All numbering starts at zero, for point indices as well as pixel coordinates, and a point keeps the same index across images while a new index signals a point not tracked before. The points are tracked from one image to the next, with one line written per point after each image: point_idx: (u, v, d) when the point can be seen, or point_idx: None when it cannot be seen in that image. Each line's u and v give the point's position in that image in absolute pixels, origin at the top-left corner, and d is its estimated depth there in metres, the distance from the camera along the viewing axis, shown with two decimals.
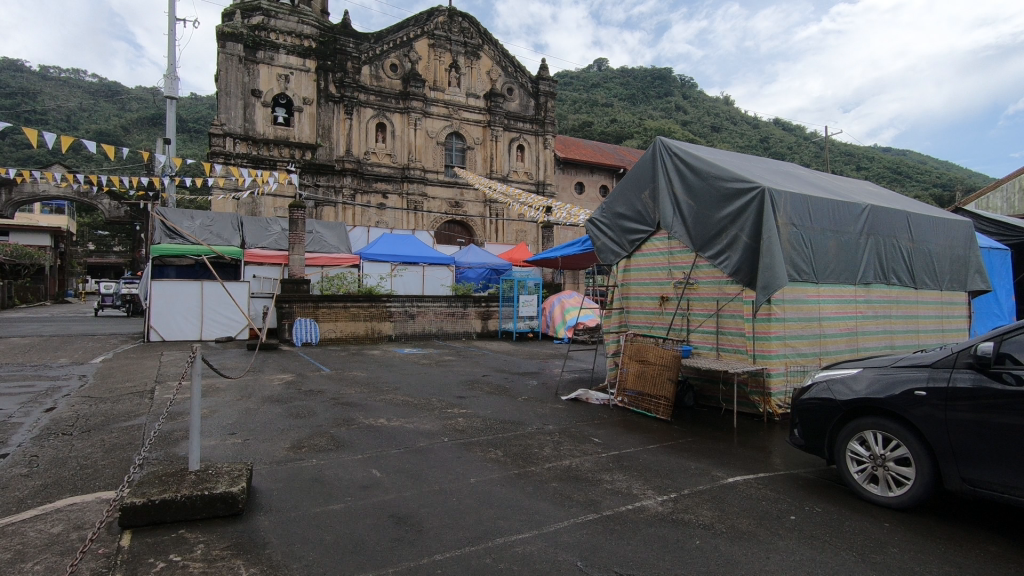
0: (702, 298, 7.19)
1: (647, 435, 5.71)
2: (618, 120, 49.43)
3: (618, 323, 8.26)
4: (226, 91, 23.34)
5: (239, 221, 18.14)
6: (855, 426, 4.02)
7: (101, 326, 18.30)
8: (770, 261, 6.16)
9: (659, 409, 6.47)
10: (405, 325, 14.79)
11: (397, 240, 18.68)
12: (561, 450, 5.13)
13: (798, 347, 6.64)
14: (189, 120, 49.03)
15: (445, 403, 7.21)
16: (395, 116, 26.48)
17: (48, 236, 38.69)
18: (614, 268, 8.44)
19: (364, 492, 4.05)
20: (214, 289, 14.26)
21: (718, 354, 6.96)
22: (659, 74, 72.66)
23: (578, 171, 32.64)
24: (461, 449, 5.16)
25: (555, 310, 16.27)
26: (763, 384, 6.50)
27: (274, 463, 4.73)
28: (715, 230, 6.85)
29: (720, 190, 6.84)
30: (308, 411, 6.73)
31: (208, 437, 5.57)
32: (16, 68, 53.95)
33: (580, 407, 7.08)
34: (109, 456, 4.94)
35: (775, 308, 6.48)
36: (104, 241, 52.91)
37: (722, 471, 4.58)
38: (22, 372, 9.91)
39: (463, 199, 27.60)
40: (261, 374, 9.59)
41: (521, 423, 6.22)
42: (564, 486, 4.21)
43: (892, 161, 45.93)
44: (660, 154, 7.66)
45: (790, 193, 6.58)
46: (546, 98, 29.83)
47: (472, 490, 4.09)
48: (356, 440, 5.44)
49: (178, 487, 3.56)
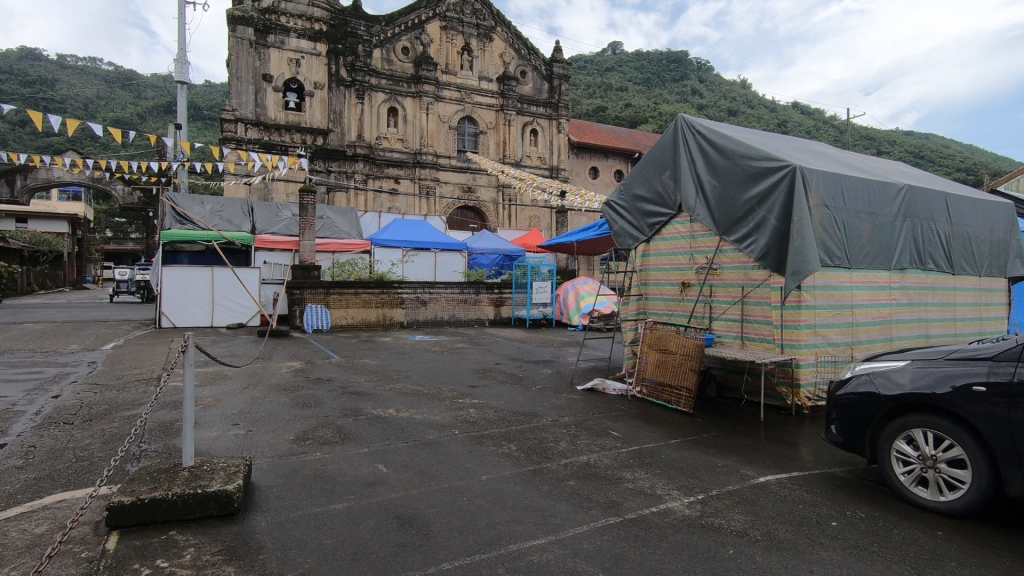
0: (725, 284, 6.81)
1: (669, 429, 5.39)
2: (632, 104, 48.46)
3: (636, 310, 7.96)
4: (238, 76, 23.07)
5: (250, 206, 17.90)
6: (901, 424, 3.68)
7: (114, 312, 18.26)
8: (801, 245, 5.77)
9: (681, 401, 6.15)
10: (417, 312, 14.58)
11: (410, 226, 18.42)
12: (577, 445, 4.84)
13: (829, 336, 6.26)
14: (204, 107, 48.95)
15: (456, 393, 6.96)
16: (406, 100, 26.11)
17: (65, 223, 39.11)
18: (632, 252, 8.09)
19: (367, 491, 3.79)
20: (225, 275, 14.13)
21: (743, 343, 6.59)
22: (675, 57, 71.03)
23: (593, 156, 32.04)
24: (472, 442, 4.90)
25: (569, 296, 15.94)
26: (791, 375, 6.11)
27: (275, 457, 4.49)
28: (741, 212, 6.48)
29: (747, 169, 6.44)
30: (315, 401, 6.50)
31: (209, 428, 5.36)
32: (34, 57, 54.26)
33: (597, 398, 6.78)
34: (106, 448, 4.73)
35: (805, 294, 6.09)
36: (121, 229, 53.38)
37: (751, 469, 4.26)
38: (32, 359, 9.82)
39: (475, 184, 27.25)
40: (270, 360, 9.43)
41: (535, 414, 5.94)
42: (583, 485, 3.92)
43: (915, 144, 44.65)
44: (682, 131, 7.27)
45: (822, 172, 6.17)
46: (560, 81, 29.23)
47: (484, 488, 3.84)
48: (363, 432, 5.20)
49: (169, 485, 3.34)
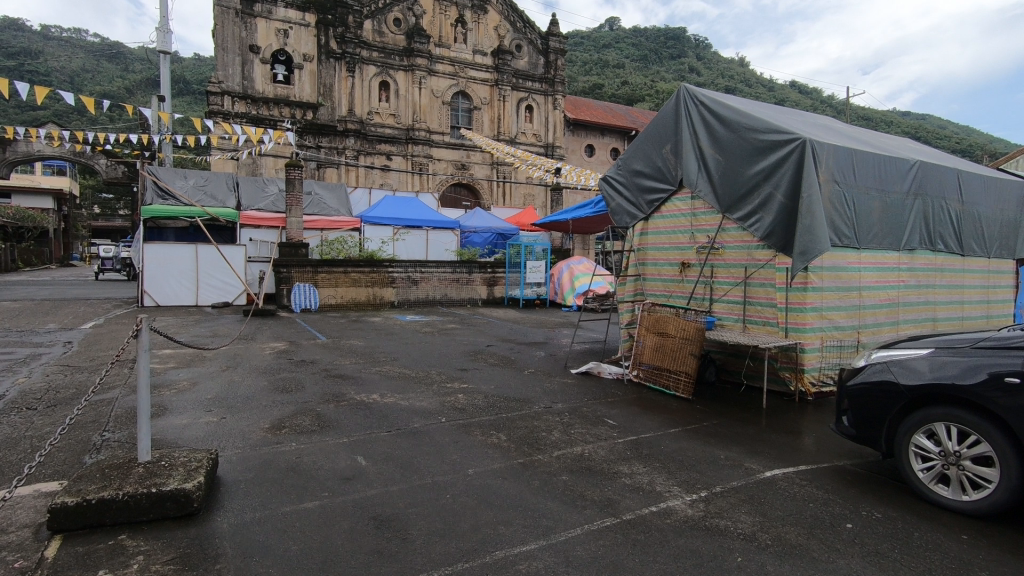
0: (727, 264, 6.49)
1: (667, 417, 5.12)
2: (630, 82, 47.61)
3: (633, 291, 7.63)
4: (224, 47, 22.27)
5: (235, 181, 17.30)
6: (921, 416, 3.41)
7: (97, 290, 17.77)
8: (811, 223, 5.44)
9: (679, 386, 5.87)
10: (408, 291, 14.23)
11: (401, 203, 17.97)
12: (571, 435, 4.54)
13: (835, 320, 5.97)
14: (192, 80, 47.73)
15: (444, 377, 6.66)
16: (399, 74, 25.37)
17: (50, 199, 38.29)
18: (630, 231, 7.75)
19: (343, 487, 3.49)
20: (209, 253, 13.73)
21: (745, 326, 6.29)
22: (673, 34, 69.66)
23: (589, 133, 31.40)
24: (459, 431, 4.61)
25: (563, 276, 15.65)
26: (795, 360, 5.83)
27: (247, 448, 4.17)
28: (745, 189, 6.13)
29: (753, 143, 6.08)
30: (295, 385, 6.18)
31: (181, 414, 5.03)
32: (17, 27, 52.59)
33: (591, 383, 6.49)
34: (65, 436, 4.41)
35: (811, 276, 5.77)
36: (110, 205, 52.37)
37: (757, 463, 3.99)
38: (6, 339, 9.43)
39: (469, 162, 26.70)
40: (253, 341, 9.10)
41: (526, 400, 5.65)
42: (576, 480, 3.64)
43: (913, 125, 44.14)
44: (684, 102, 6.89)
45: (832, 146, 5.83)
46: (556, 56, 28.52)
47: (471, 483, 3.57)
48: (344, 420, 4.90)
49: (121, 483, 3.03)
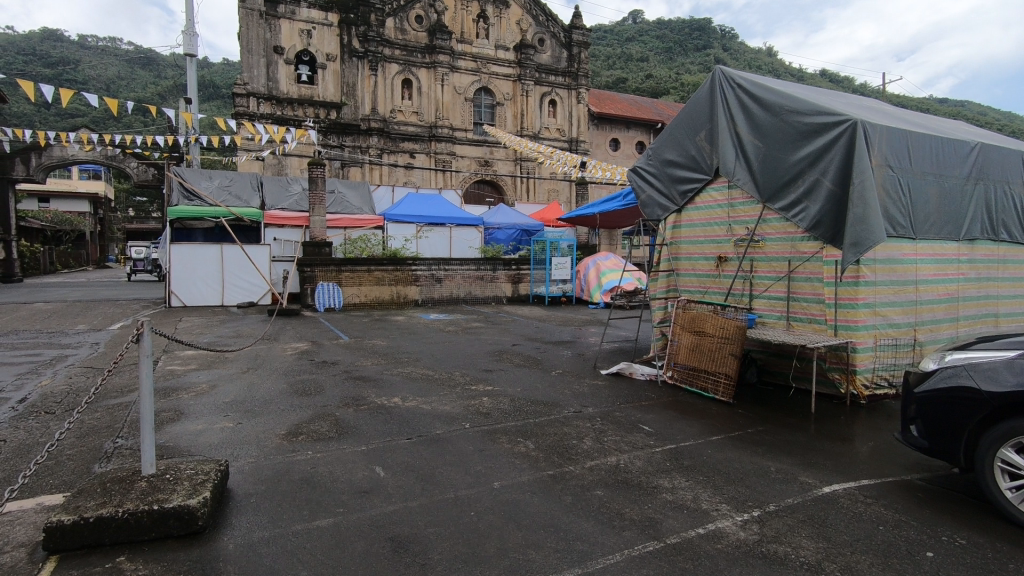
0: (769, 258, 6.06)
1: (708, 422, 4.75)
2: (654, 75, 46.75)
3: (665, 287, 7.26)
4: (248, 49, 22.39)
5: (259, 181, 17.29)
6: (1007, 427, 3.01)
7: (128, 291, 17.99)
8: (862, 212, 5.00)
9: (719, 389, 5.48)
10: (432, 289, 14.03)
11: (424, 201, 17.80)
12: (604, 443, 4.21)
13: (889, 316, 5.50)
14: (222, 85, 48.52)
15: (468, 378, 6.38)
16: (421, 71, 25.21)
17: (86, 202, 39.40)
18: (661, 224, 7.35)
19: (360, 502, 3.23)
20: (234, 253, 13.74)
21: (789, 324, 5.85)
22: (698, 25, 68.14)
23: (614, 127, 30.82)
24: (484, 439, 4.32)
25: (590, 273, 15.26)
26: (845, 360, 5.38)
27: (261, 457, 3.95)
28: (788, 176, 5.71)
29: (797, 126, 5.65)
30: (315, 388, 5.98)
31: (197, 419, 4.86)
32: (57, 38, 54.12)
33: (623, 385, 6.15)
34: (76, 443, 4.27)
35: (863, 269, 5.32)
36: (144, 208, 53.68)
37: (813, 476, 3.60)
38: (36, 340, 9.50)
39: (492, 158, 26.43)
40: (276, 341, 9.00)
41: (555, 404, 5.33)
42: (611, 496, 3.32)
43: (952, 112, 42.29)
44: (720, 86, 6.47)
45: (886, 127, 5.36)
46: (580, 49, 28.04)
47: (497, 498, 3.28)
48: (363, 425, 4.67)
49: (122, 499, 2.82)
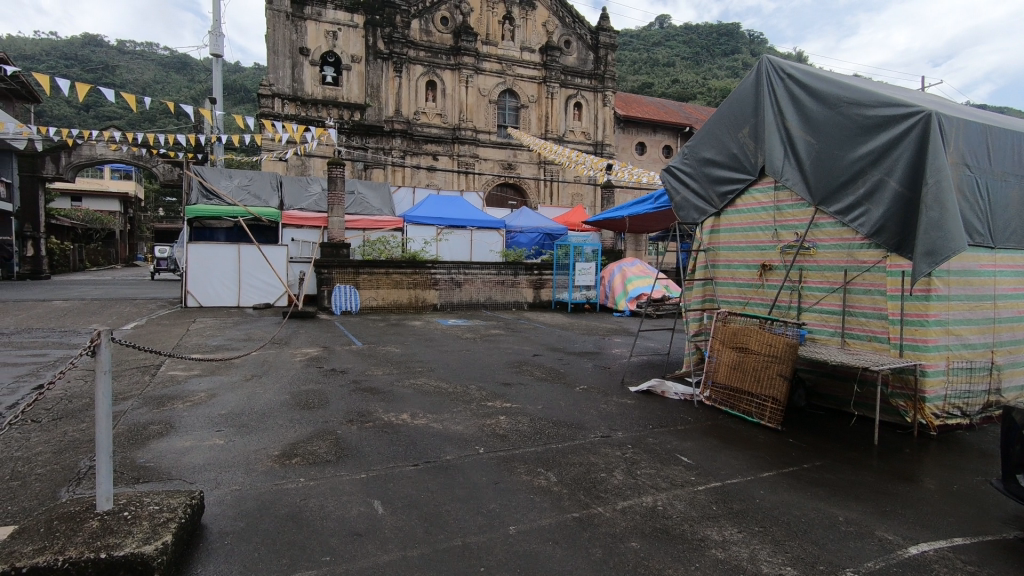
0: (821, 267, 5.43)
1: (756, 454, 4.15)
2: (681, 80, 45.78)
3: (701, 297, 6.67)
4: (275, 50, 22.34)
5: (279, 180, 17.05)
6: None
7: (147, 290, 17.86)
8: (938, 217, 4.36)
9: (765, 415, 4.85)
10: (451, 294, 13.58)
11: (444, 203, 17.41)
12: (638, 479, 3.64)
13: (963, 336, 4.83)
14: (250, 89, 49.07)
15: (485, 393, 5.87)
16: (445, 73, 24.92)
17: (116, 202, 40.11)
18: (698, 229, 6.77)
19: (352, 548, 2.74)
20: (251, 253, 13.49)
21: (844, 342, 5.21)
22: (726, 30, 66.57)
23: (640, 130, 30.10)
24: (500, 468, 3.79)
25: (615, 279, 14.67)
26: (912, 385, 4.70)
27: (246, 484, 3.49)
28: (847, 176, 5.08)
29: (858, 120, 5.03)
30: (320, 400, 5.52)
31: (186, 435, 4.42)
32: (97, 43, 55.42)
33: (655, 405, 5.55)
34: (51, 461, 3.84)
35: (936, 282, 4.64)
36: (173, 208, 54.50)
37: (892, 530, 3.00)
38: (46, 339, 9.28)
39: (516, 161, 25.97)
40: (287, 346, 8.62)
41: (581, 426, 4.79)
42: (649, 550, 2.77)
43: None
44: (767, 77, 5.88)
45: (963, 120, 4.71)
46: (607, 51, 27.45)
47: (513, 548, 2.76)
48: (366, 446, 4.19)
49: (65, 543, 2.38)
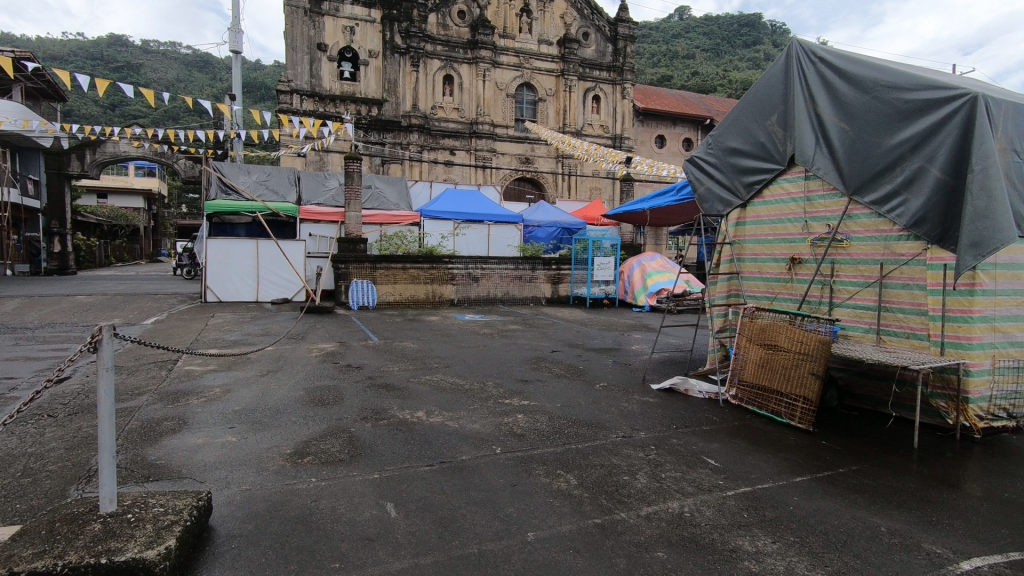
0: (854, 260, 5.17)
1: (787, 457, 3.94)
2: (701, 72, 44.99)
3: (726, 292, 6.44)
4: (293, 46, 22.39)
5: (296, 175, 17.09)
6: None
7: (169, 285, 18.05)
8: (986, 206, 4.09)
9: (796, 416, 4.63)
10: (468, 289, 13.46)
11: (462, 197, 17.28)
12: (663, 482, 3.46)
13: (1010, 333, 4.55)
14: (270, 86, 49.44)
15: (502, 390, 5.72)
16: (462, 67, 24.76)
17: (140, 199, 40.80)
18: (722, 221, 6.52)
19: (363, 554, 2.62)
20: (269, 248, 13.52)
21: (879, 339, 4.95)
22: (748, 20, 65.21)
23: (660, 123, 29.61)
24: (517, 470, 3.64)
25: (634, 274, 14.42)
26: (954, 385, 4.44)
27: (256, 484, 3.38)
28: (884, 164, 4.81)
29: (897, 105, 4.76)
30: (334, 397, 5.42)
31: (199, 431, 4.35)
32: (122, 43, 56.38)
33: (678, 404, 5.35)
34: (62, 458, 3.79)
35: (980, 276, 4.38)
36: (196, 205, 55.28)
37: (939, 543, 2.79)
38: (69, 334, 9.37)
39: (533, 155, 25.73)
40: (303, 341, 8.58)
41: (601, 426, 4.61)
42: (677, 561, 2.59)
43: None
44: (798, 61, 5.61)
45: (1012, 103, 4.42)
46: (625, 42, 27.01)
47: (531, 557, 2.61)
48: (380, 445, 4.07)
49: (65, 547, 2.29)
